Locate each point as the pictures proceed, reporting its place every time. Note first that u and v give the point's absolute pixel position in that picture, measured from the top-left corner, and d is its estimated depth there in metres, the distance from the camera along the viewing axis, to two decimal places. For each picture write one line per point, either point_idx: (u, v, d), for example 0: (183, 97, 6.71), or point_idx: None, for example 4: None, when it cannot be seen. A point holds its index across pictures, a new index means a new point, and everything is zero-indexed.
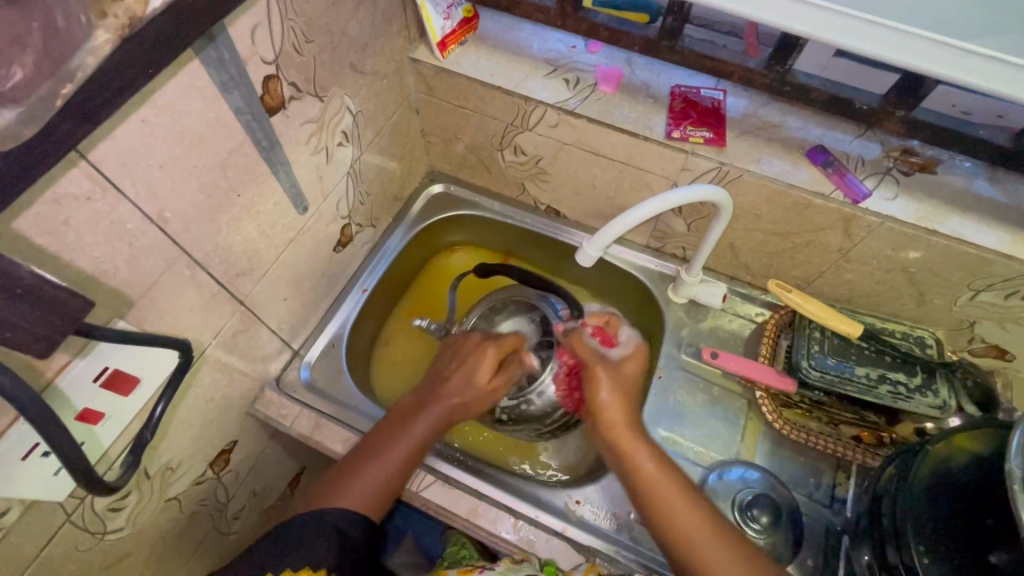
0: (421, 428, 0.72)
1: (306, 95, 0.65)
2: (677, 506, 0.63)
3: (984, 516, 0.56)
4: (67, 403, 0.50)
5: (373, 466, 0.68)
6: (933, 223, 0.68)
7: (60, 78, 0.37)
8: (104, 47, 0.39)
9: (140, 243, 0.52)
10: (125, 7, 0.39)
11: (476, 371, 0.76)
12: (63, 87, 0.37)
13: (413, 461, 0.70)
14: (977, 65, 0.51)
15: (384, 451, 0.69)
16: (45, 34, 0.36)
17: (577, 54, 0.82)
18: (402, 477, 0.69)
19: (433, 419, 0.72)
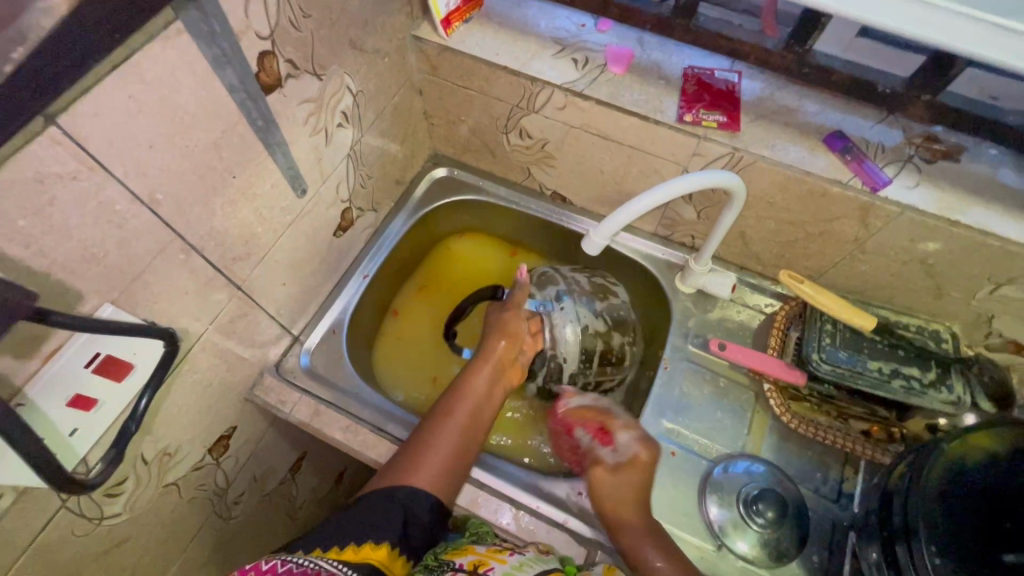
0: (469, 390, 0.73)
1: (303, 73, 0.63)
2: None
3: (1001, 519, 0.56)
4: (57, 390, 0.49)
5: (438, 437, 0.68)
6: (954, 214, 0.66)
7: (10, 39, 0.36)
8: (58, 8, 0.38)
9: (130, 226, 0.50)
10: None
11: (496, 335, 0.79)
12: (13, 50, 0.36)
13: (471, 431, 0.70)
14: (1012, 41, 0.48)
15: (443, 424, 0.69)
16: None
17: (586, 33, 0.78)
18: (465, 439, 0.69)
19: (480, 387, 0.74)
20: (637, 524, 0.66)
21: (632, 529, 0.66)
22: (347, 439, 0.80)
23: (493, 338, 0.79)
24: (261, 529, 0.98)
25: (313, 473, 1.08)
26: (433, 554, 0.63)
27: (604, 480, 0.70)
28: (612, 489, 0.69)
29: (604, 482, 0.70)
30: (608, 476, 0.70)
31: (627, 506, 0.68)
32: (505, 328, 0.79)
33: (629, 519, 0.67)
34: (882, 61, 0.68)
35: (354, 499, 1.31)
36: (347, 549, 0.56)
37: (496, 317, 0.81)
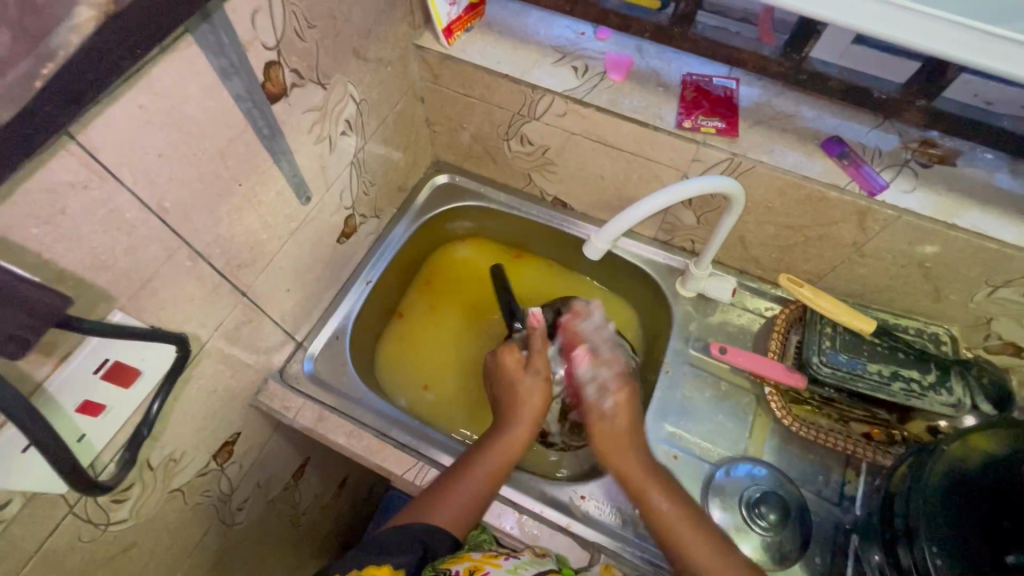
0: (502, 434, 0.72)
1: (308, 82, 0.64)
2: (685, 529, 0.65)
3: (999, 518, 0.54)
4: (67, 396, 0.50)
5: (463, 481, 0.67)
6: (950, 217, 0.66)
7: (40, 56, 0.36)
8: (86, 26, 0.38)
9: (140, 233, 0.51)
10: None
11: (525, 387, 0.75)
12: (43, 67, 0.37)
13: (497, 482, 0.70)
14: (1003, 47, 0.49)
15: (470, 467, 0.69)
16: (25, 10, 0.36)
17: (586, 41, 0.80)
18: (491, 484, 0.69)
19: (511, 441, 0.72)
20: (640, 458, 0.71)
21: (631, 460, 0.70)
22: (351, 444, 0.80)
23: (524, 388, 0.75)
24: (264, 535, 0.98)
25: (316, 479, 1.08)
26: (431, 566, 0.60)
27: (619, 402, 0.74)
28: (609, 408, 0.73)
29: (620, 399, 0.74)
30: (614, 399, 0.74)
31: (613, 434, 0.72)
32: (537, 380, 0.75)
33: (618, 445, 0.72)
34: (880, 66, 0.67)
35: (356, 505, 1.31)
36: (367, 568, 0.57)
37: (522, 368, 0.76)
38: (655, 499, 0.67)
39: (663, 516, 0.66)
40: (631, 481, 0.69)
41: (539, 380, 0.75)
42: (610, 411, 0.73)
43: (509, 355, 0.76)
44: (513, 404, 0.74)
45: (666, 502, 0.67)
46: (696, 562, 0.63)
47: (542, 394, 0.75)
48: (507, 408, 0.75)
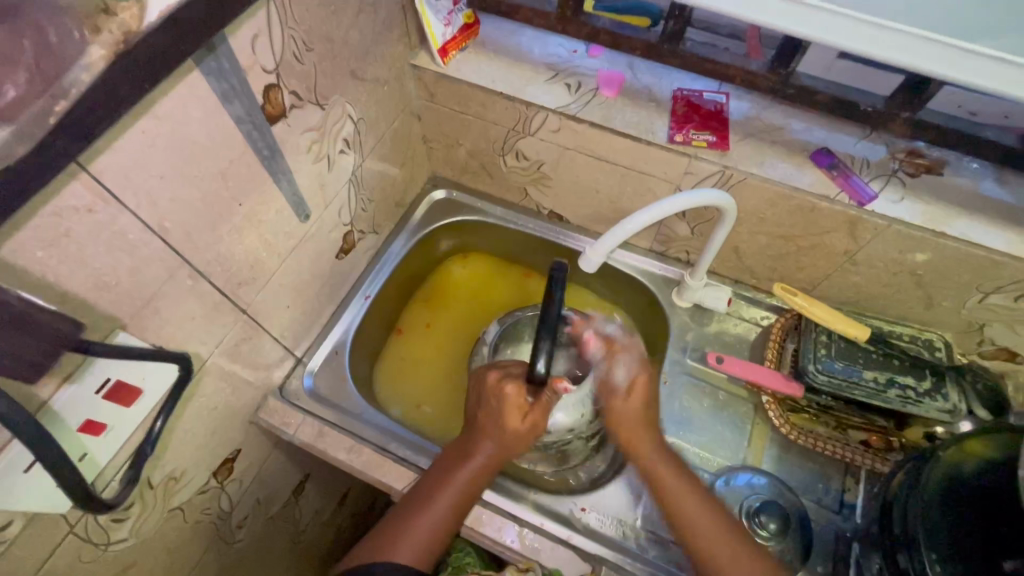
0: (474, 468, 0.69)
1: (306, 103, 0.65)
2: (687, 505, 0.65)
3: (998, 523, 0.54)
4: (70, 415, 0.50)
5: (428, 517, 0.66)
6: (939, 225, 0.68)
7: (54, 95, 0.37)
8: (98, 64, 0.39)
9: (142, 253, 0.52)
10: (119, 22, 0.39)
11: (509, 422, 0.69)
12: (56, 105, 0.37)
13: (463, 513, 0.68)
14: (1008, 71, 0.51)
15: (436, 500, 0.67)
16: (39, 52, 0.36)
17: (578, 59, 0.81)
18: (457, 517, 0.67)
19: (479, 469, 0.69)
20: (648, 427, 0.69)
21: (643, 437, 0.68)
22: (351, 459, 0.81)
23: (503, 418, 0.69)
24: (264, 552, 0.98)
25: (316, 494, 1.08)
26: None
27: (634, 383, 0.70)
28: (624, 381, 0.70)
29: (640, 380, 0.70)
30: (633, 375, 0.70)
31: (634, 407, 0.69)
32: (524, 417, 0.69)
33: (638, 424, 0.69)
34: (866, 82, 0.70)
35: (356, 520, 1.31)
36: None
37: (512, 402, 0.69)
38: (667, 478, 0.66)
39: (671, 489, 0.66)
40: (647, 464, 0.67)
41: (522, 419, 0.69)
42: (621, 381, 0.71)
43: (512, 394, 0.69)
44: (487, 430, 0.70)
45: (675, 478, 0.66)
46: (699, 537, 0.63)
47: (523, 424, 0.69)
48: (479, 430, 0.70)
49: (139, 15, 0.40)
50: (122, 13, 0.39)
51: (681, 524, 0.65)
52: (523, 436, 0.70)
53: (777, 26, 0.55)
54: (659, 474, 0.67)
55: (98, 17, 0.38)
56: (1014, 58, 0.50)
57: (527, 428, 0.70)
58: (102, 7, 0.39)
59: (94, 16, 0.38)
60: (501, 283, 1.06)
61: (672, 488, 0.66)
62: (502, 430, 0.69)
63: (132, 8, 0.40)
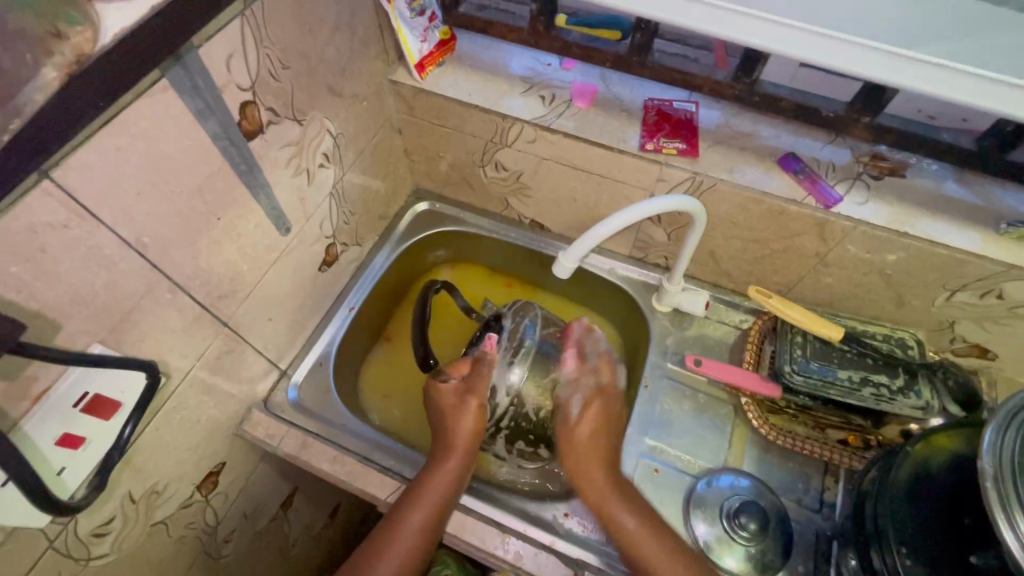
0: (441, 477, 0.71)
1: (284, 119, 0.67)
2: (627, 529, 0.69)
3: (961, 515, 0.55)
4: (47, 429, 0.51)
5: (404, 531, 0.68)
6: (904, 226, 0.69)
7: (7, 112, 0.40)
8: (52, 84, 0.42)
9: (119, 268, 0.53)
10: (71, 45, 0.43)
11: (449, 409, 0.75)
12: (10, 122, 0.40)
13: (439, 525, 0.69)
14: (943, 74, 0.53)
15: (409, 511, 0.69)
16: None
17: (553, 72, 0.84)
18: (433, 528, 0.69)
19: (447, 474, 0.71)
20: (608, 473, 0.72)
21: (602, 481, 0.71)
22: (335, 470, 0.81)
23: (455, 419, 0.74)
24: (253, 567, 0.97)
25: (304, 509, 1.08)
26: None
27: (585, 415, 0.74)
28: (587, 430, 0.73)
29: (591, 413, 0.74)
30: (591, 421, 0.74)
31: (589, 447, 0.73)
32: (469, 404, 0.74)
33: (598, 460, 0.72)
34: (825, 88, 0.73)
35: (346, 535, 1.30)
36: None
37: (453, 394, 0.75)
38: (622, 519, 0.69)
39: (629, 533, 0.68)
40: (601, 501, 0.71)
41: (466, 398, 0.75)
42: (575, 420, 0.74)
43: (445, 389, 0.76)
44: (444, 432, 0.74)
45: (633, 521, 0.69)
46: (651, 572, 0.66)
47: (474, 416, 0.74)
48: (440, 444, 0.74)
49: (91, 37, 0.43)
50: (75, 38, 0.43)
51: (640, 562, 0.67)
52: (469, 418, 0.74)
53: (733, 38, 0.58)
54: (623, 522, 0.69)
55: (50, 41, 0.42)
56: (950, 63, 0.53)
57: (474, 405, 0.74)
58: (55, 32, 0.43)
59: (48, 42, 0.42)
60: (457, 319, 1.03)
61: (639, 536, 0.68)
62: (455, 423, 0.74)
63: (85, 32, 0.43)
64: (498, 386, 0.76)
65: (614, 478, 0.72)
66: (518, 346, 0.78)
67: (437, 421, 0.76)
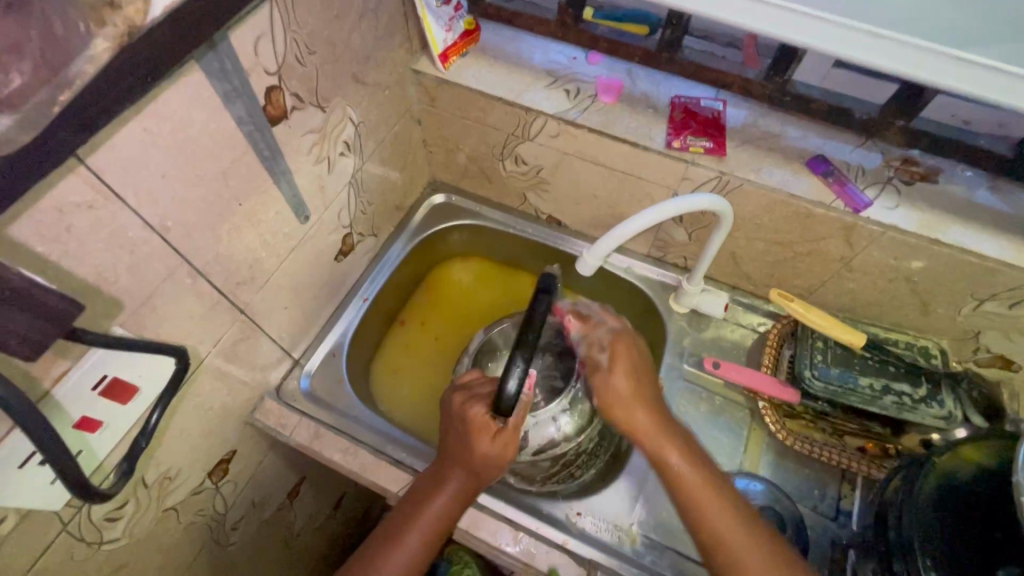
0: (446, 498, 0.66)
1: (308, 105, 0.66)
2: (698, 491, 0.59)
3: (992, 529, 0.55)
4: (65, 411, 0.50)
5: (404, 546, 0.64)
6: (934, 232, 0.68)
7: (58, 84, 0.37)
8: (103, 56, 0.38)
9: (140, 251, 0.52)
10: (125, 16, 0.39)
11: (478, 448, 0.63)
12: (61, 94, 0.37)
13: (439, 541, 0.66)
14: (987, 77, 0.52)
15: (412, 523, 0.65)
16: (46, 41, 0.35)
17: (579, 65, 0.82)
18: (433, 546, 0.66)
19: (451, 496, 0.66)
20: (652, 414, 0.63)
21: (678, 463, 0.60)
22: (347, 461, 0.81)
23: (478, 457, 0.64)
24: (258, 556, 0.97)
25: (310, 500, 1.08)
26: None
27: (614, 364, 0.65)
28: (617, 377, 0.64)
29: (619, 354, 0.65)
30: (620, 369, 0.64)
31: (639, 402, 0.63)
32: (499, 446, 0.63)
33: (638, 401, 0.63)
34: (861, 91, 0.71)
35: (351, 528, 1.30)
36: None
37: (484, 437, 0.63)
38: (670, 462, 0.60)
39: (676, 470, 0.60)
40: (663, 464, 0.61)
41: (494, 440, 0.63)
42: (605, 375, 0.64)
43: (479, 424, 0.63)
44: (459, 456, 0.65)
45: (680, 460, 0.61)
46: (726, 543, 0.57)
47: (499, 457, 0.64)
48: (447, 462, 0.67)
49: (143, 9, 0.40)
50: (126, 8, 0.39)
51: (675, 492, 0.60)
52: (494, 465, 0.65)
53: (772, 33, 0.56)
54: (672, 464, 0.60)
55: (104, 10, 0.38)
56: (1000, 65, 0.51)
57: (497, 452, 0.64)
58: (108, 1, 0.38)
59: (99, 9, 0.37)
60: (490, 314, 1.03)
61: (689, 480, 0.60)
62: (480, 464, 0.64)
63: (138, 3, 0.39)
64: (534, 431, 0.69)
65: (702, 463, 0.61)
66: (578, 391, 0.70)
67: (453, 442, 0.66)
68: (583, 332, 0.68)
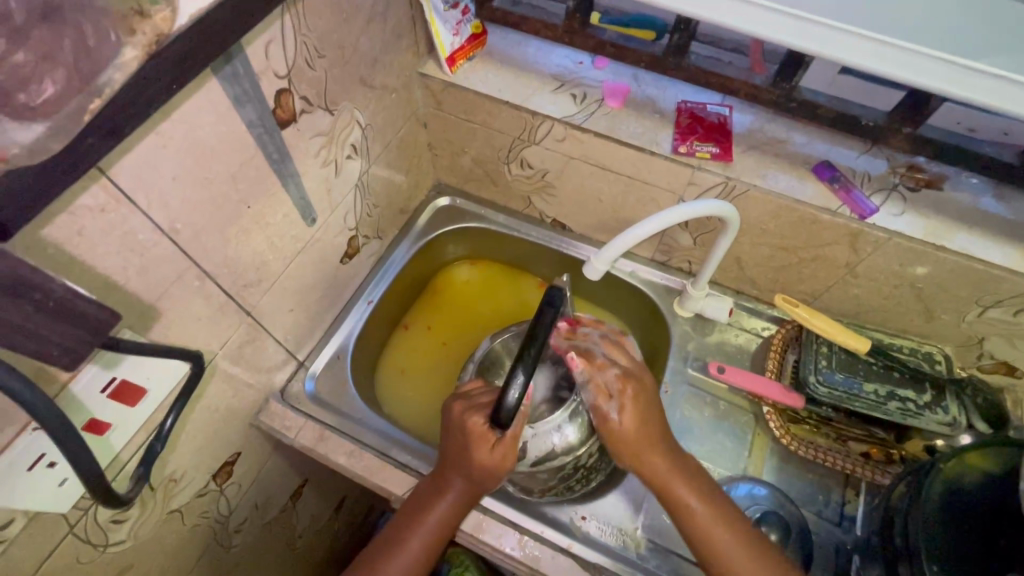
0: (447, 503, 0.67)
1: (316, 109, 0.66)
2: (703, 519, 0.62)
3: (996, 536, 0.55)
4: (81, 409, 0.50)
5: (406, 551, 0.65)
6: (938, 239, 0.68)
7: (90, 93, 0.37)
8: (132, 64, 0.39)
9: (151, 253, 0.52)
10: (153, 24, 0.40)
11: (477, 457, 0.63)
12: (92, 103, 0.38)
13: (441, 545, 0.67)
14: (993, 86, 0.53)
15: (414, 529, 0.66)
16: (79, 51, 0.36)
17: (584, 70, 0.82)
18: (435, 550, 0.67)
19: (451, 502, 0.67)
20: (658, 449, 0.64)
21: (685, 493, 0.63)
22: (352, 464, 0.81)
23: (476, 466, 0.63)
24: (261, 558, 0.97)
25: (313, 502, 1.08)
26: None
27: (623, 411, 0.63)
28: (625, 420, 0.63)
29: (627, 400, 0.63)
30: (629, 412, 0.63)
31: (646, 444, 0.63)
32: (498, 454, 0.62)
33: (646, 444, 0.63)
34: (867, 98, 0.72)
35: (352, 530, 1.30)
36: None
37: (483, 446, 0.62)
38: (685, 500, 0.63)
39: (683, 502, 0.63)
40: (670, 497, 0.63)
41: (492, 449, 0.62)
42: (616, 419, 0.63)
43: (478, 432, 0.62)
44: (457, 463, 0.65)
45: (687, 488, 0.63)
46: (729, 566, 0.61)
47: (499, 464, 0.63)
48: (447, 469, 0.67)
49: (170, 17, 0.41)
50: (154, 16, 0.40)
51: (689, 534, 0.63)
52: (493, 472, 0.64)
53: (780, 41, 0.57)
54: (686, 504, 0.62)
55: (133, 19, 0.39)
56: (1006, 74, 0.52)
57: (495, 461, 0.63)
58: (136, 10, 0.39)
59: (129, 18, 0.38)
60: (495, 319, 1.03)
61: (694, 507, 0.62)
62: (477, 472, 0.64)
63: (165, 12, 0.40)
64: (534, 441, 0.66)
65: (708, 492, 0.64)
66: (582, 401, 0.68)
67: (450, 449, 0.66)
68: (588, 373, 0.64)
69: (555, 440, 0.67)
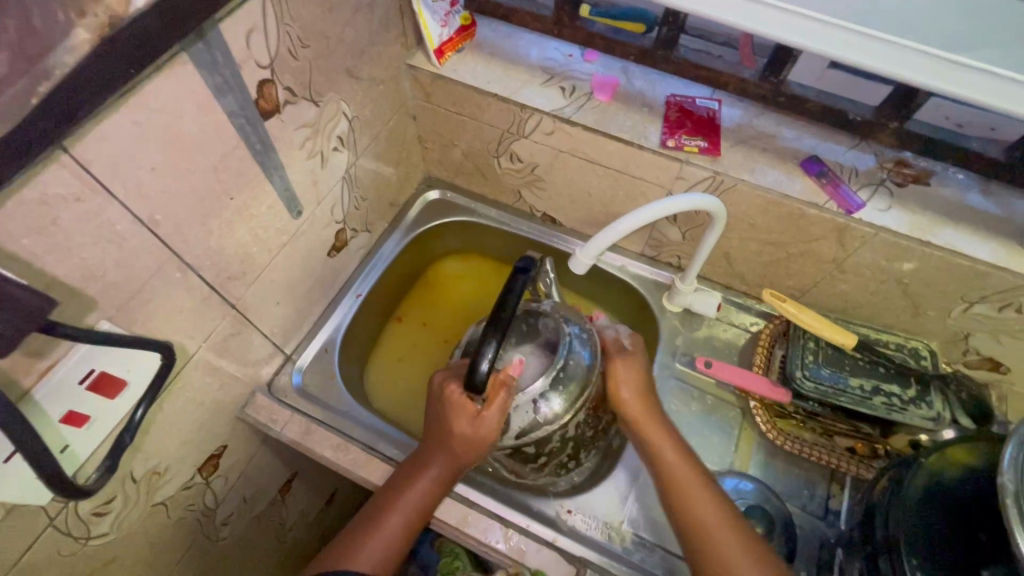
0: (428, 480, 0.68)
1: (301, 99, 0.65)
2: (684, 478, 0.65)
3: (976, 531, 0.55)
4: (53, 404, 0.50)
5: (386, 526, 0.66)
6: (925, 234, 0.68)
7: (35, 76, 0.38)
8: (83, 47, 0.40)
9: (129, 245, 0.51)
10: (105, 6, 0.40)
11: (456, 429, 0.64)
12: (39, 85, 0.38)
13: (420, 524, 0.68)
14: (979, 80, 0.52)
15: (395, 505, 0.67)
16: (23, 32, 0.37)
17: (574, 63, 0.82)
18: (415, 528, 0.67)
19: (432, 479, 0.68)
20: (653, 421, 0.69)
21: (671, 460, 0.66)
22: (338, 458, 0.80)
23: (456, 439, 0.65)
24: (249, 551, 0.97)
25: (303, 495, 1.08)
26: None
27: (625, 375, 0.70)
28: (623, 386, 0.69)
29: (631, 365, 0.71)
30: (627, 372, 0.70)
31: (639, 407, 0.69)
32: (480, 426, 0.63)
33: (636, 407, 0.69)
34: (856, 92, 0.71)
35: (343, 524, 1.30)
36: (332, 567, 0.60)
37: (464, 417, 0.63)
38: (666, 461, 0.66)
39: (668, 469, 0.66)
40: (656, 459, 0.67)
41: (471, 421, 0.63)
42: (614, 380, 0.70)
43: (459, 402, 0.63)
44: (439, 438, 0.67)
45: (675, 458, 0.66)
46: (708, 530, 0.61)
47: (481, 438, 0.63)
48: (431, 446, 0.68)
49: (124, 0, 0.41)
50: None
51: (664, 479, 0.66)
52: (473, 446, 0.65)
53: (767, 35, 0.56)
54: (664, 460, 0.66)
55: (84, 1, 0.39)
56: (989, 68, 0.52)
57: (473, 434, 0.64)
58: None
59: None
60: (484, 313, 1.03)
61: (678, 474, 0.65)
62: (458, 445, 0.65)
63: None
64: (517, 413, 0.64)
65: (690, 459, 0.67)
66: (564, 369, 0.65)
67: (433, 424, 0.68)
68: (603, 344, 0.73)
69: (538, 410, 0.64)
